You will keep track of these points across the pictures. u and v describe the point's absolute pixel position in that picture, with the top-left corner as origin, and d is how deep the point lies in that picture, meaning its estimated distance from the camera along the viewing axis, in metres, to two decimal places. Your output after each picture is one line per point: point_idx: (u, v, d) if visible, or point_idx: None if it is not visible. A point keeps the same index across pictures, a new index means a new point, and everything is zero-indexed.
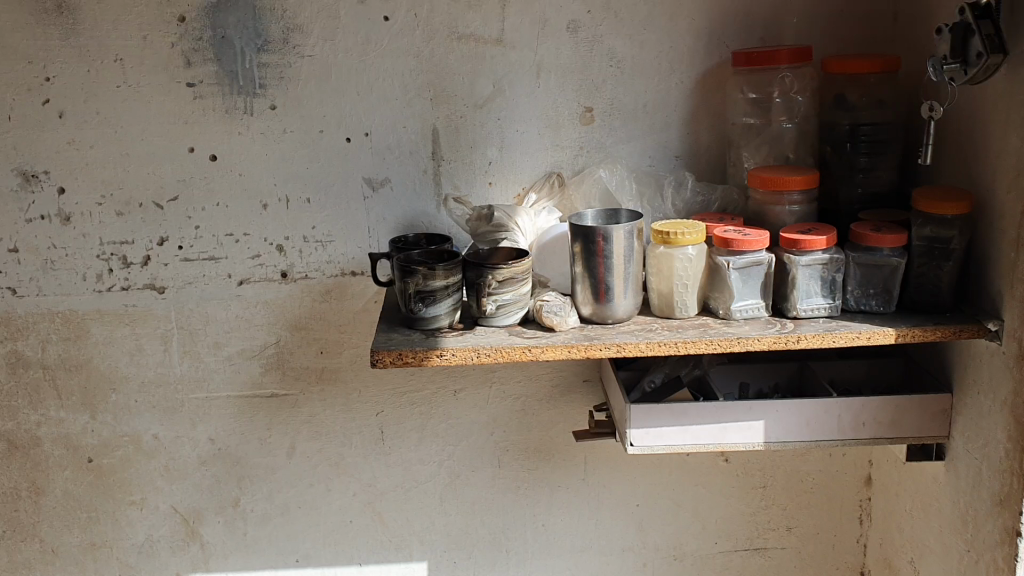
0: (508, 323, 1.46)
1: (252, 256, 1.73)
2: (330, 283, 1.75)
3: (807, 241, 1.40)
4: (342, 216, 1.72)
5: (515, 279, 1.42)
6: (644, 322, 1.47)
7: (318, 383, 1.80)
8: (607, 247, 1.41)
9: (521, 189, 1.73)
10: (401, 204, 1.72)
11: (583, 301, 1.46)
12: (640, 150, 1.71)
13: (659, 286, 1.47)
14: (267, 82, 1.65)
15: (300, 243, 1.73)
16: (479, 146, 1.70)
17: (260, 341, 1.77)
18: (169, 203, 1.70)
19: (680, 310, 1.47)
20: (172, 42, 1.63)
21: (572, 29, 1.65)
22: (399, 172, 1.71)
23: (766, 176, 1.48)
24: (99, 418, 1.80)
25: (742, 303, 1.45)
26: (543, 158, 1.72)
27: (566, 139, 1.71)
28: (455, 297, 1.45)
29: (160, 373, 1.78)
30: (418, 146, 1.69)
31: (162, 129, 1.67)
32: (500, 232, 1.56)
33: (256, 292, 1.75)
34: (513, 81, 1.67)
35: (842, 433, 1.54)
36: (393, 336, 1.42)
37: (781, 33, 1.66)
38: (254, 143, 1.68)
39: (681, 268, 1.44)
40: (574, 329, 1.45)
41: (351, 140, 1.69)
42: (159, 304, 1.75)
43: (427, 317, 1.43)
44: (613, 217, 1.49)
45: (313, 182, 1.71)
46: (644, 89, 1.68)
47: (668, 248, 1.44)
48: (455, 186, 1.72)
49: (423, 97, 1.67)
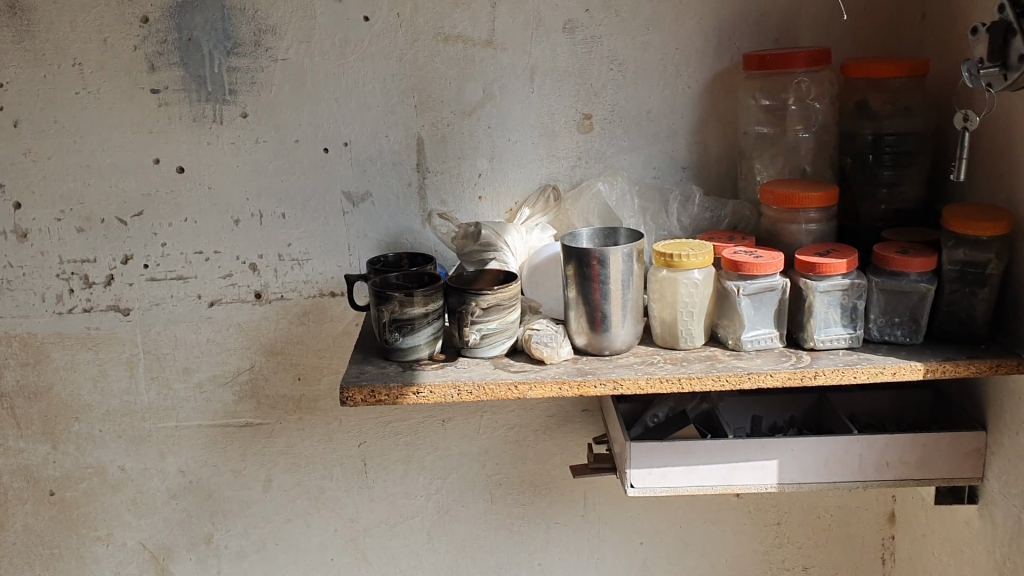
0: (494, 354, 1.33)
1: (223, 276, 1.60)
2: (307, 304, 1.62)
3: (824, 264, 1.26)
4: (319, 232, 1.59)
5: (502, 306, 1.30)
6: (644, 352, 1.33)
7: (295, 412, 1.67)
8: (603, 272, 1.28)
9: (513, 204, 1.59)
10: (384, 219, 1.59)
11: (577, 330, 1.32)
12: (644, 161, 1.57)
13: (662, 314, 1.33)
14: (237, 88, 1.53)
15: (275, 261, 1.60)
16: (468, 156, 1.57)
17: (232, 367, 1.64)
18: (133, 219, 1.57)
19: (684, 340, 1.33)
20: (135, 44, 1.50)
21: (569, 29, 1.51)
22: (381, 186, 1.57)
23: (780, 192, 1.34)
24: (61, 448, 1.68)
25: (752, 333, 1.31)
26: (537, 169, 1.58)
27: (563, 149, 1.57)
28: (436, 325, 1.32)
29: (126, 401, 1.66)
30: (401, 156, 1.56)
31: (125, 139, 1.54)
32: (488, 251, 1.44)
33: (228, 314, 1.62)
34: (504, 86, 1.53)
35: (864, 474, 1.39)
36: (367, 370, 1.29)
37: (798, 33, 1.52)
38: (224, 154, 1.55)
39: (685, 293, 1.30)
40: (566, 361, 1.31)
41: (330, 150, 1.56)
42: (124, 327, 1.62)
43: (405, 347, 1.30)
44: (612, 237, 1.35)
45: (288, 195, 1.58)
46: (647, 94, 1.55)
47: (671, 272, 1.31)
48: (442, 200, 1.59)
49: (407, 104, 1.54)
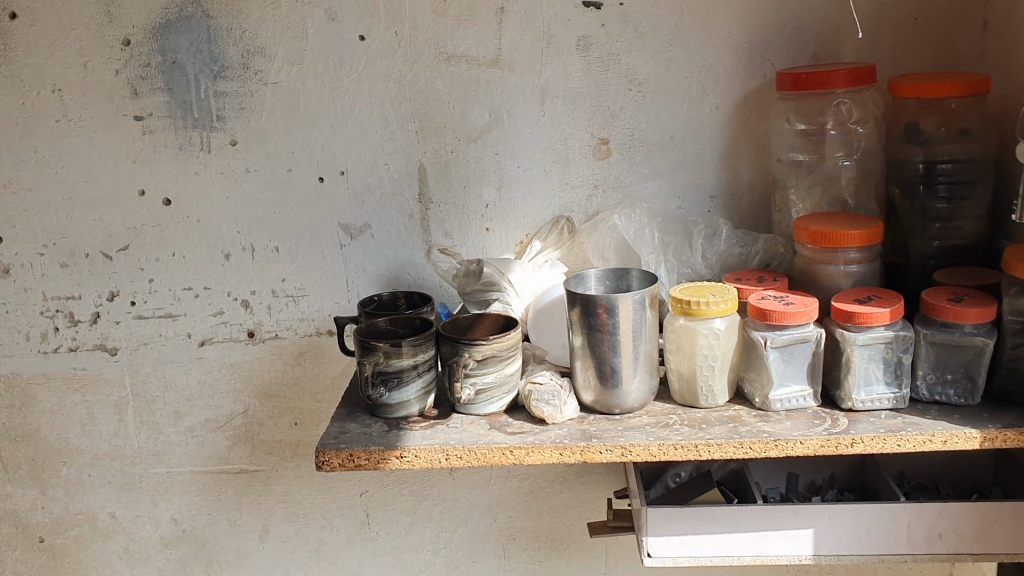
0: (491, 411, 1.18)
1: (214, 314, 1.50)
2: (304, 344, 1.51)
3: (864, 314, 1.10)
4: (315, 267, 1.48)
5: (498, 358, 1.15)
6: (660, 410, 1.18)
7: (293, 458, 1.56)
8: (611, 322, 1.13)
9: (524, 236, 1.45)
10: (384, 254, 1.47)
11: (584, 385, 1.18)
12: (667, 190, 1.43)
13: (680, 366, 1.17)
14: (225, 114, 1.42)
15: (268, 298, 1.49)
16: (474, 185, 1.43)
17: (225, 411, 1.54)
18: (119, 254, 1.48)
19: (704, 398, 1.17)
20: (117, 68, 1.41)
21: (583, 46, 1.37)
22: (381, 217, 1.45)
23: (815, 229, 1.19)
24: (50, 493, 1.59)
25: (782, 390, 1.16)
26: (550, 199, 1.44)
27: (577, 177, 1.43)
28: (427, 378, 1.18)
29: (115, 445, 1.56)
30: (402, 186, 1.44)
31: (109, 169, 1.45)
32: (491, 291, 1.31)
33: (219, 355, 1.51)
34: (513, 109, 1.40)
35: (913, 547, 1.23)
36: (350, 428, 1.16)
37: (839, 48, 1.36)
38: (213, 184, 1.45)
39: (704, 345, 1.15)
40: (571, 421, 1.16)
41: (325, 179, 1.44)
42: (112, 368, 1.53)
43: (392, 403, 1.17)
44: (624, 279, 1.21)
45: (282, 228, 1.46)
46: (670, 116, 1.40)
47: (689, 320, 1.15)
48: (447, 233, 1.46)
49: (407, 129, 1.41)
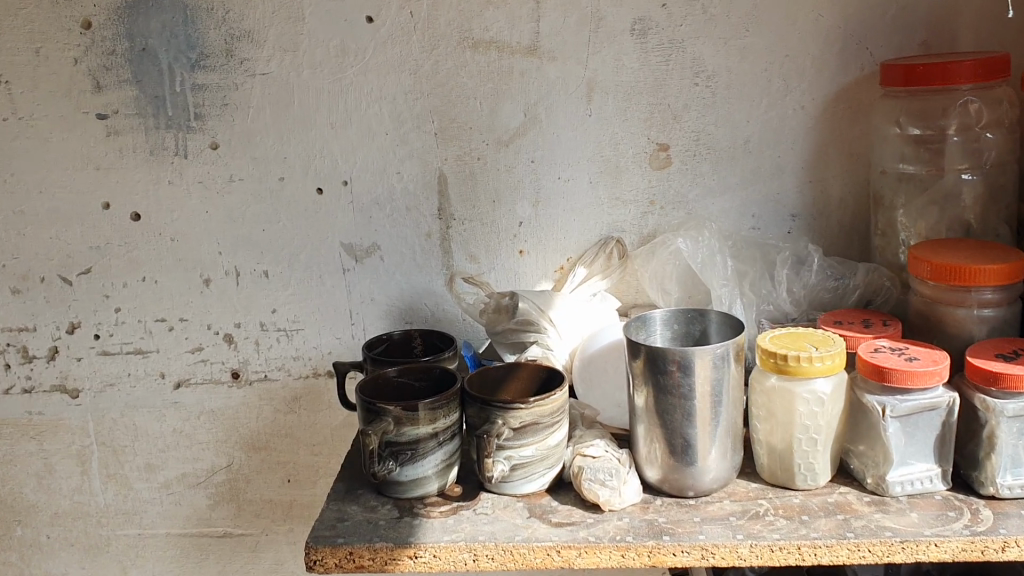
0: (530, 490, 0.93)
1: (192, 350, 1.26)
2: (298, 387, 1.27)
3: (1013, 377, 0.85)
4: (313, 295, 1.24)
5: (539, 426, 0.91)
6: (744, 493, 0.93)
7: (286, 521, 1.33)
8: (683, 383, 0.89)
9: (565, 261, 1.20)
10: (395, 281, 1.22)
11: (648, 459, 0.93)
12: (740, 207, 1.17)
13: (771, 438, 0.92)
14: (205, 112, 1.17)
15: (256, 332, 1.25)
16: (504, 200, 1.18)
17: (205, 465, 1.30)
18: (79, 278, 1.24)
19: (802, 479, 0.92)
20: (75, 56, 1.16)
21: (639, 31, 1.12)
22: (391, 236, 1.21)
23: (941, 262, 0.93)
24: (3, 556, 1.35)
25: (904, 470, 0.90)
26: (596, 216, 1.18)
27: (630, 189, 1.17)
28: (449, 447, 0.94)
29: (78, 502, 1.33)
30: (418, 198, 1.19)
31: (67, 178, 1.20)
32: (527, 331, 1.06)
33: (198, 399, 1.28)
34: (553, 106, 1.15)
35: None
36: (350, 512, 0.92)
37: (956, 34, 1.11)
38: (190, 195, 1.20)
39: (804, 412, 0.89)
40: (632, 507, 0.91)
41: (325, 190, 1.19)
42: (73, 413, 1.29)
43: (405, 480, 0.92)
44: (698, 321, 0.95)
45: (273, 249, 1.22)
46: (745, 117, 1.14)
47: (784, 380, 0.90)
48: (471, 257, 1.21)
49: (424, 130, 1.16)
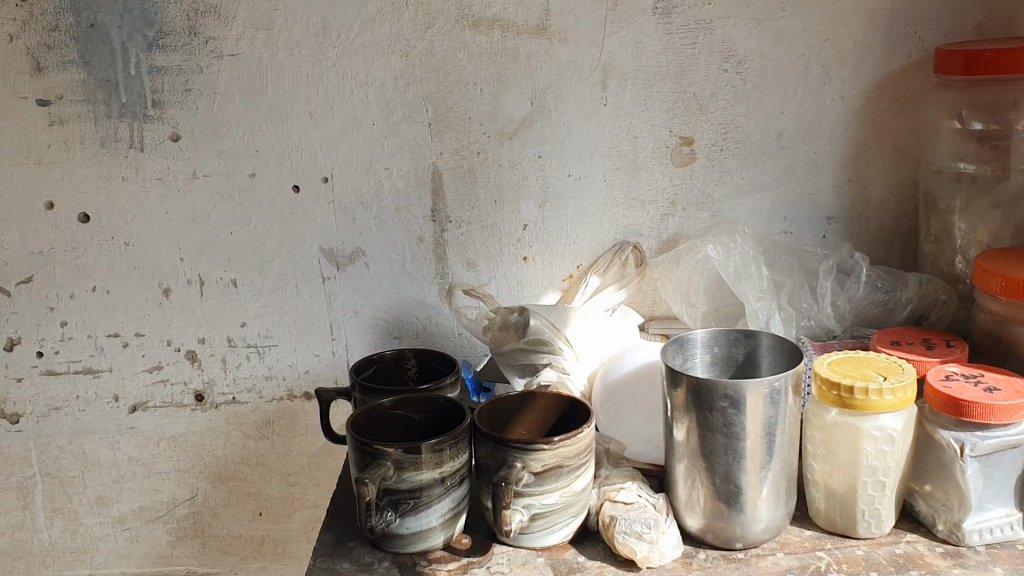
0: (551, 543, 0.81)
1: (150, 370, 1.12)
2: (271, 411, 1.14)
3: None
4: (288, 308, 1.10)
5: (564, 470, 0.78)
6: (798, 543, 0.81)
7: (256, 559, 1.21)
8: (734, 421, 0.76)
9: (574, 268, 1.07)
10: (382, 292, 1.08)
11: (688, 506, 0.81)
12: (772, 207, 1.04)
13: (829, 480, 0.80)
14: (164, 98, 1.02)
15: (223, 349, 1.11)
16: (507, 200, 1.04)
17: (165, 498, 1.18)
18: (20, 288, 1.09)
19: (865, 527, 0.80)
20: (11, 33, 1.00)
21: (663, 10, 0.98)
22: (378, 240, 1.06)
23: (1015, 276, 0.81)
24: None
25: (981, 517, 0.79)
26: (611, 218, 1.05)
27: (648, 189, 1.03)
28: (457, 493, 0.80)
29: (20, 539, 1.19)
30: (409, 197, 1.05)
31: (2, 175, 1.05)
32: (539, 351, 0.93)
33: (157, 424, 1.14)
34: (563, 94, 1.00)
35: None
36: (342, 571, 0.79)
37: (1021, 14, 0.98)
38: (147, 193, 1.05)
39: (871, 452, 0.78)
40: (672, 564, 0.78)
41: (302, 188, 1.05)
42: (14, 440, 1.15)
43: (406, 532, 0.79)
44: (744, 343, 0.82)
45: (243, 255, 1.07)
46: (780, 108, 1.01)
47: (847, 415, 0.78)
48: (469, 264, 1.07)
49: (416, 120, 1.02)
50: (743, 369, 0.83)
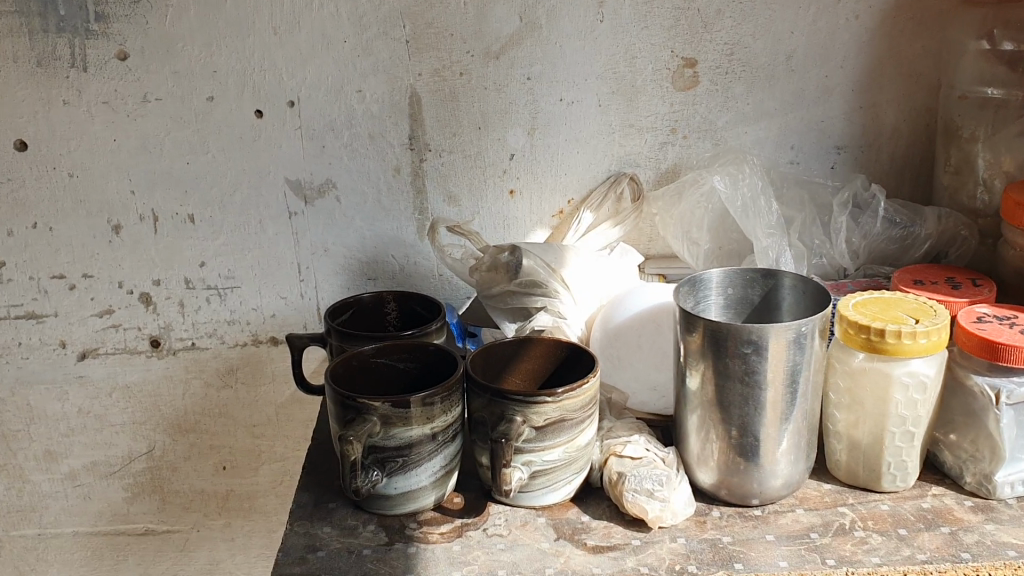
0: (552, 501, 0.74)
1: (100, 314, 1.03)
2: (234, 357, 1.06)
3: None
4: (252, 246, 1.00)
5: (568, 423, 0.70)
6: (818, 498, 0.75)
7: (221, 516, 1.16)
8: (756, 369, 0.68)
9: (565, 203, 0.99)
10: (355, 228, 1.00)
11: (700, 460, 0.74)
12: (780, 135, 0.96)
13: (853, 430, 0.74)
14: (108, 10, 0.91)
15: (180, 291, 1.03)
16: (492, 127, 0.95)
17: (120, 452, 1.11)
18: None
19: (890, 480, 0.75)
20: None
21: None
22: (350, 171, 0.97)
23: None
24: None
25: (1014, 469, 0.73)
26: (606, 147, 0.96)
27: (647, 115, 0.95)
28: (449, 449, 0.73)
29: None
30: (384, 123, 0.95)
31: None
32: (532, 294, 0.85)
33: (108, 372, 1.06)
34: (556, 9, 0.91)
35: None
36: (324, 537, 0.71)
37: None
38: (92, 119, 0.94)
39: (901, 400, 0.71)
40: (684, 523, 0.72)
41: (266, 113, 0.95)
42: None
43: (394, 493, 0.72)
44: (761, 283, 0.75)
45: (201, 188, 0.98)
46: (793, 26, 0.92)
47: (875, 360, 0.71)
48: (451, 197, 0.98)
49: (392, 37, 0.92)
50: (759, 311, 0.76)
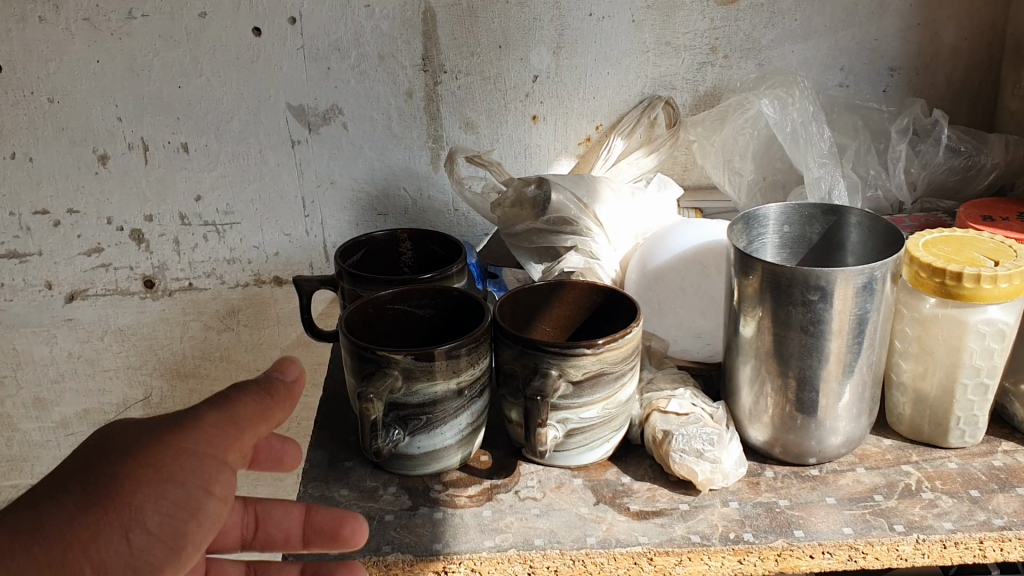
0: (589, 461, 0.68)
1: (89, 253, 0.96)
2: (235, 298, 1.00)
3: None
4: (252, 178, 0.93)
5: (608, 378, 0.63)
6: (877, 455, 0.69)
7: None
8: (821, 318, 0.61)
9: (592, 129, 0.91)
10: (363, 158, 0.92)
11: (752, 416, 0.68)
12: (830, 54, 0.87)
13: (919, 382, 0.68)
14: None
15: (175, 228, 0.95)
16: (514, 45, 0.86)
17: (116, 398, 1.05)
18: None
19: (957, 437, 0.68)
20: None
21: None
22: (358, 95, 0.89)
23: None
24: None
25: None
26: (638, 68, 0.88)
27: (685, 32, 0.86)
28: (476, 406, 0.66)
29: None
30: (395, 42, 0.86)
31: None
32: (562, 233, 0.78)
33: (99, 315, 0.99)
34: None
35: None
36: (340, 502, 0.65)
37: None
38: (72, 37, 0.85)
39: (976, 351, 0.65)
40: (734, 485, 0.65)
41: (264, 31, 0.86)
42: None
43: (417, 454, 0.65)
44: (823, 220, 0.68)
45: (194, 115, 0.89)
46: None
47: (949, 306, 0.64)
48: (467, 124, 0.90)
49: None
50: (818, 251, 0.69)
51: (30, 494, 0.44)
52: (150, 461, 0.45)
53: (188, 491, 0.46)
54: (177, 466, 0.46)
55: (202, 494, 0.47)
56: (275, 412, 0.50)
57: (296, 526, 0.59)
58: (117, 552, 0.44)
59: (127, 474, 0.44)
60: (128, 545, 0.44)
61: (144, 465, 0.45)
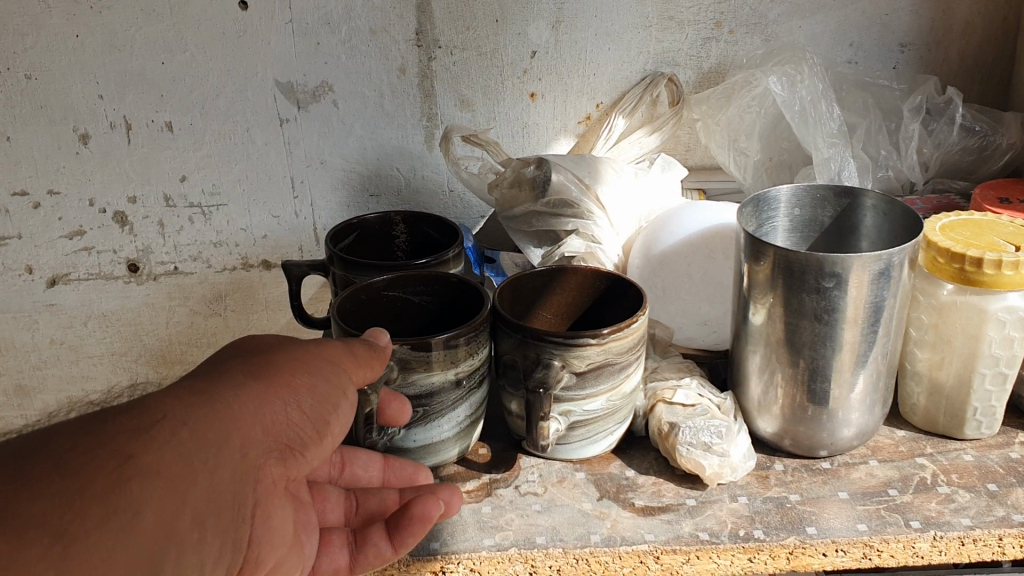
0: (591, 455, 0.65)
1: (70, 235, 0.93)
2: (222, 282, 0.97)
3: None
4: (240, 158, 0.89)
5: (614, 368, 0.60)
6: (890, 447, 0.67)
7: None
8: (835, 307, 0.58)
9: (593, 107, 0.88)
10: (355, 137, 0.88)
11: (761, 407, 0.66)
12: (839, 29, 0.84)
13: (935, 371, 0.66)
14: None
15: (159, 210, 0.92)
16: (511, 20, 0.83)
17: (100, 385, 1.02)
18: None
19: (973, 428, 0.66)
20: None
21: None
22: (349, 71, 0.85)
23: None
24: None
25: None
26: (641, 43, 0.85)
27: (690, 6, 0.83)
28: (474, 398, 0.63)
29: None
30: (389, 16, 0.82)
31: None
32: (562, 215, 0.76)
33: (82, 300, 0.97)
34: None
35: None
36: None
37: None
38: (49, 11, 0.82)
39: (995, 339, 0.62)
40: (742, 479, 0.63)
41: (250, 4, 0.82)
42: None
43: (414, 448, 0.62)
44: (835, 203, 0.65)
45: (179, 92, 0.86)
46: None
47: (969, 293, 0.61)
48: (464, 102, 0.87)
49: None
50: (830, 235, 0.66)
51: (195, 376, 0.45)
52: (295, 357, 0.48)
53: (331, 385, 0.48)
54: (316, 363, 0.48)
55: (338, 393, 0.49)
56: (383, 354, 0.53)
57: (377, 471, 0.60)
58: (280, 424, 0.45)
59: (277, 364, 0.47)
60: (288, 417, 0.46)
61: (292, 359, 0.48)
